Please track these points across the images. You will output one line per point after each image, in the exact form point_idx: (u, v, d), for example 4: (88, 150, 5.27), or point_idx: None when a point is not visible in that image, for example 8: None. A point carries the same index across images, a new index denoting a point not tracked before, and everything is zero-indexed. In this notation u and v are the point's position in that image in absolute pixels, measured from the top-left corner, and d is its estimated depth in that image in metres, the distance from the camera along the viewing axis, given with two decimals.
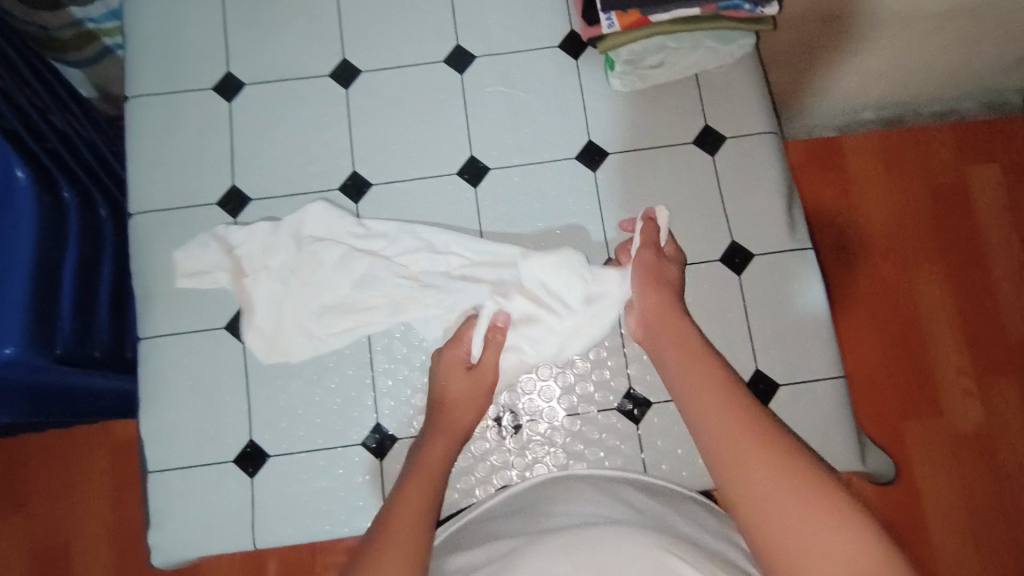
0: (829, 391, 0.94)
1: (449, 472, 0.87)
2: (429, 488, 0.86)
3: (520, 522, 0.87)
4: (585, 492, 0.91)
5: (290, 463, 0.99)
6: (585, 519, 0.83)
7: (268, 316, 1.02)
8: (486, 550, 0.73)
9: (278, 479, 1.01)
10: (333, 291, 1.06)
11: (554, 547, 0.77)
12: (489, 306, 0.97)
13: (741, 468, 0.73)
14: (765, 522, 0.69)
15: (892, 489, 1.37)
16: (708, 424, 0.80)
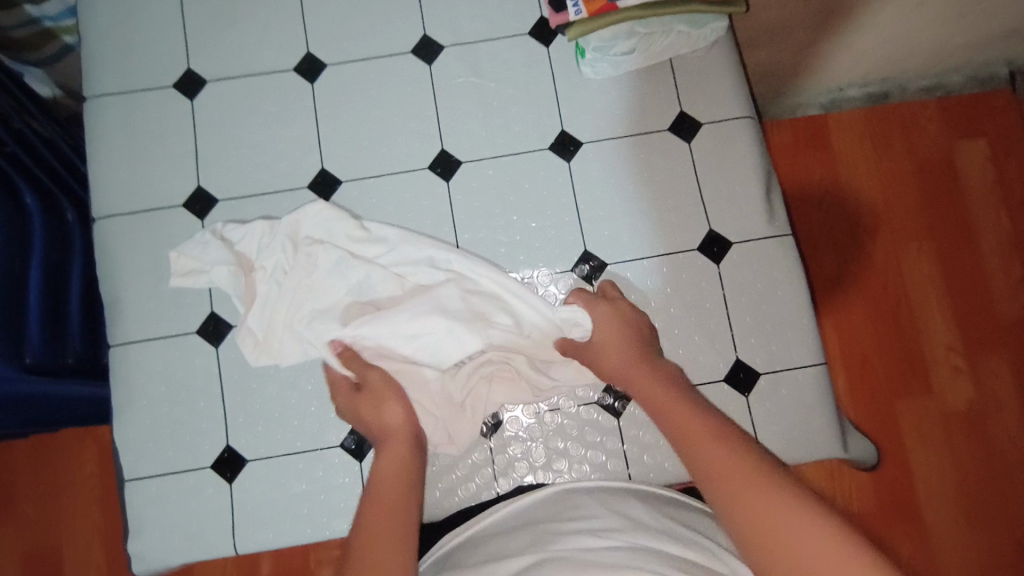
0: (795, 383, 0.70)
1: (398, 464, 0.60)
2: (387, 492, 0.57)
3: (519, 531, 0.59)
4: (604, 499, 0.61)
5: (196, 492, 0.69)
6: (592, 534, 0.55)
7: (181, 313, 0.72)
8: (388, 516, 0.54)
9: (182, 514, 0.68)
10: (293, 280, 0.68)
11: (503, 554, 0.55)
12: (377, 277, 0.69)
13: (726, 467, 0.48)
14: (745, 503, 0.46)
15: (889, 476, 1.17)
16: (661, 395, 0.58)
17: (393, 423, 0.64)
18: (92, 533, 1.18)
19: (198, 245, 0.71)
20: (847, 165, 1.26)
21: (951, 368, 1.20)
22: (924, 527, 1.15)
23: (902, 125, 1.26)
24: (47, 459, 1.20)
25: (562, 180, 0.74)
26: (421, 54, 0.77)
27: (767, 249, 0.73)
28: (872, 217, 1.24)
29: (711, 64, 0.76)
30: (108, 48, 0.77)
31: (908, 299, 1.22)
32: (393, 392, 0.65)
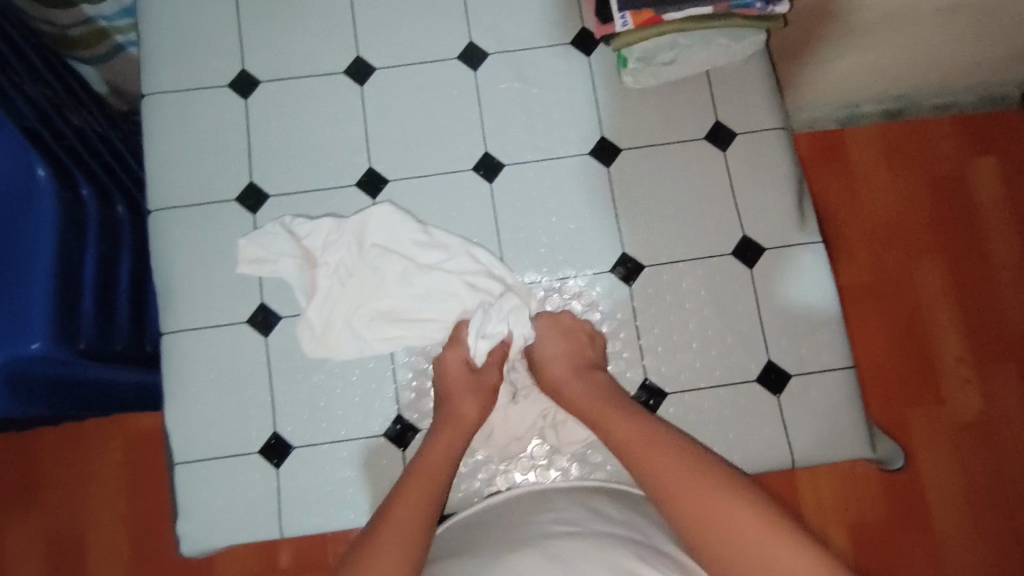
0: (825, 385, 0.72)
1: (449, 446, 0.68)
2: (428, 474, 0.65)
3: (491, 523, 0.64)
4: (576, 493, 0.66)
5: (244, 476, 0.71)
6: (565, 524, 0.60)
7: (231, 303, 0.75)
8: (429, 498, 0.63)
9: (230, 497, 0.71)
10: (359, 280, 0.75)
11: (483, 540, 0.61)
12: (440, 285, 0.74)
13: (679, 476, 0.61)
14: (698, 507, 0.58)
15: (900, 482, 1.19)
16: (610, 417, 0.68)
17: (467, 417, 0.70)
18: (115, 523, 1.17)
19: (267, 236, 0.75)
20: (866, 178, 1.29)
21: (962, 380, 1.22)
22: (935, 537, 1.17)
23: (916, 141, 1.30)
24: (73, 447, 1.19)
25: (601, 184, 0.77)
26: (466, 60, 0.80)
27: (799, 254, 0.75)
28: (887, 230, 1.27)
29: (745, 77, 0.79)
30: (165, 46, 0.79)
31: (921, 309, 1.24)
32: (474, 390, 0.71)
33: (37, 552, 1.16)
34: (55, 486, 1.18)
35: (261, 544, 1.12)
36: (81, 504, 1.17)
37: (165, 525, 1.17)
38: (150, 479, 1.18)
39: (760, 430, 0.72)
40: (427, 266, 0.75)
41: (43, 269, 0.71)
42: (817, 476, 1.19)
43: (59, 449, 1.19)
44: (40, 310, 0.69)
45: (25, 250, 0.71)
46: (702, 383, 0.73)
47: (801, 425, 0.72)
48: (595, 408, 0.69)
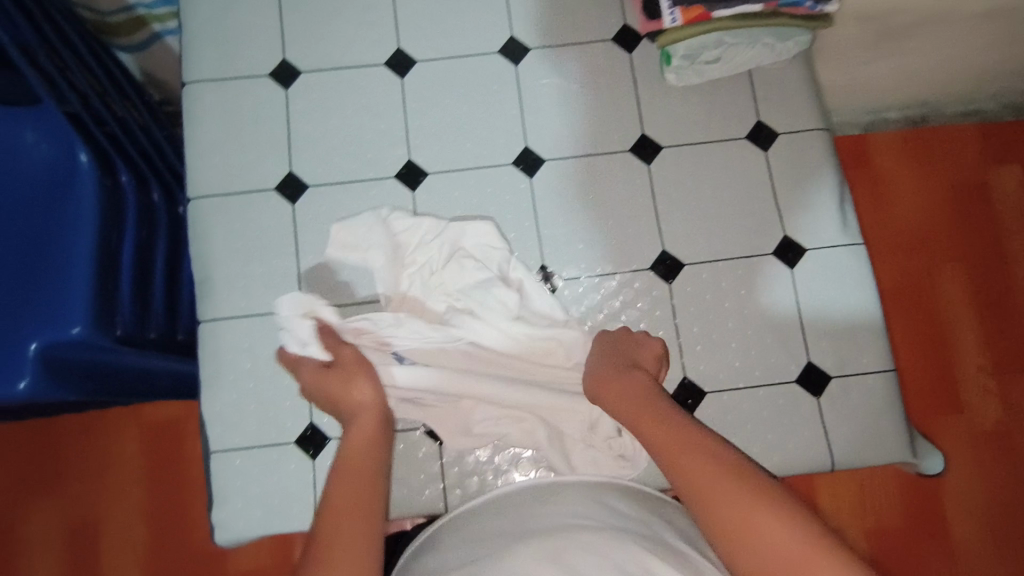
0: (864, 388, 0.72)
1: (370, 449, 0.59)
2: (359, 473, 0.57)
3: (494, 516, 0.60)
4: (589, 487, 0.62)
5: (280, 466, 0.71)
6: (572, 517, 0.56)
7: (269, 292, 0.74)
8: (359, 495, 0.54)
9: (265, 486, 0.71)
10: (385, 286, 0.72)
11: (477, 540, 0.56)
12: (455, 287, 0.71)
13: (709, 478, 0.51)
14: (725, 510, 0.49)
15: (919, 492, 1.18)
16: (631, 411, 0.62)
17: (369, 408, 0.63)
18: (129, 514, 1.14)
19: (362, 225, 0.73)
20: (890, 185, 1.28)
21: (982, 389, 1.21)
22: (955, 545, 1.16)
23: (938, 148, 1.29)
24: (88, 436, 1.16)
25: (641, 181, 0.77)
26: (507, 54, 0.80)
27: (840, 255, 0.75)
28: (908, 236, 1.26)
29: (787, 78, 0.79)
30: (207, 36, 0.80)
31: (942, 317, 1.23)
32: (333, 375, 0.65)
33: (44, 545, 1.12)
34: (65, 477, 1.15)
35: (277, 538, 1.11)
36: (92, 495, 1.14)
37: (181, 518, 1.14)
38: (166, 471, 1.15)
39: (798, 432, 0.71)
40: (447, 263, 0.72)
41: (82, 254, 0.71)
42: (837, 482, 1.18)
43: (67, 441, 1.16)
44: (79, 293, 0.70)
45: (64, 233, 0.72)
46: (740, 383, 0.73)
47: (839, 427, 0.71)
48: (632, 407, 0.62)
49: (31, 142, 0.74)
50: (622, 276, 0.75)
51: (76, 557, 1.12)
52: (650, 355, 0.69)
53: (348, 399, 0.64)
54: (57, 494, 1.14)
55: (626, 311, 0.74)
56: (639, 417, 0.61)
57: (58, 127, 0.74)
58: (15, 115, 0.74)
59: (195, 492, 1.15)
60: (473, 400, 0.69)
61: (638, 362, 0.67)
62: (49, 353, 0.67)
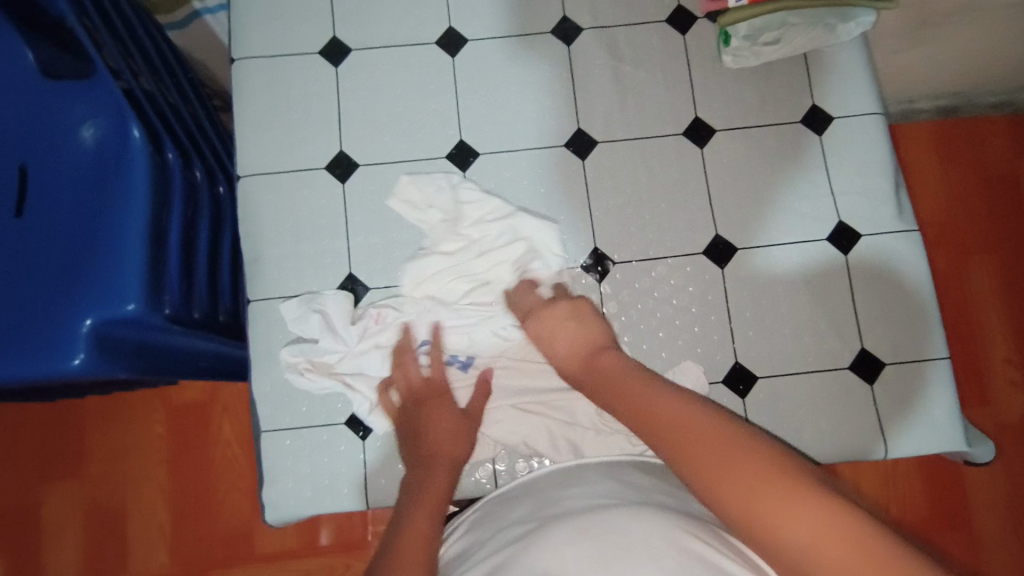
0: (918, 375, 0.72)
1: (441, 479, 0.62)
2: (432, 501, 0.59)
3: (523, 498, 0.58)
4: (608, 467, 0.60)
5: (330, 446, 0.71)
6: (596, 498, 0.53)
7: (319, 270, 0.74)
8: (429, 518, 0.57)
9: (315, 465, 0.71)
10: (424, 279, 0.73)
11: (508, 522, 0.55)
12: (482, 280, 0.73)
13: (715, 462, 0.47)
14: (736, 493, 0.45)
15: (941, 480, 1.14)
16: (616, 393, 0.58)
17: (450, 449, 0.65)
18: (155, 495, 1.13)
19: (432, 185, 0.74)
20: (917, 177, 1.23)
21: (1009, 382, 1.17)
22: (975, 537, 1.13)
23: (971, 139, 1.23)
24: (115, 416, 1.16)
25: (694, 165, 0.76)
26: (560, 34, 0.79)
27: (896, 241, 0.74)
28: (937, 228, 1.22)
29: (841, 62, 0.78)
30: (257, 12, 0.79)
31: (970, 311, 1.19)
32: (442, 397, 0.68)
33: (71, 521, 1.13)
34: (93, 455, 1.15)
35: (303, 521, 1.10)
36: (119, 474, 1.14)
37: (205, 501, 1.13)
38: (190, 454, 1.15)
39: (851, 419, 0.71)
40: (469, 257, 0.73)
41: (134, 232, 0.71)
42: (860, 470, 1.14)
43: (96, 418, 1.16)
44: (132, 270, 0.69)
45: (116, 210, 0.71)
46: (793, 369, 0.72)
47: (890, 415, 0.71)
48: (617, 395, 0.58)
49: (80, 117, 0.74)
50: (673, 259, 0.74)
51: (102, 535, 1.12)
52: (606, 336, 0.66)
53: (437, 434, 0.66)
54: (85, 471, 1.14)
55: (680, 292, 0.73)
56: (628, 404, 0.57)
57: (110, 103, 0.73)
58: (64, 89, 0.74)
59: (219, 475, 1.14)
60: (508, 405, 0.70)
61: (598, 344, 0.64)
62: (103, 330, 0.67)
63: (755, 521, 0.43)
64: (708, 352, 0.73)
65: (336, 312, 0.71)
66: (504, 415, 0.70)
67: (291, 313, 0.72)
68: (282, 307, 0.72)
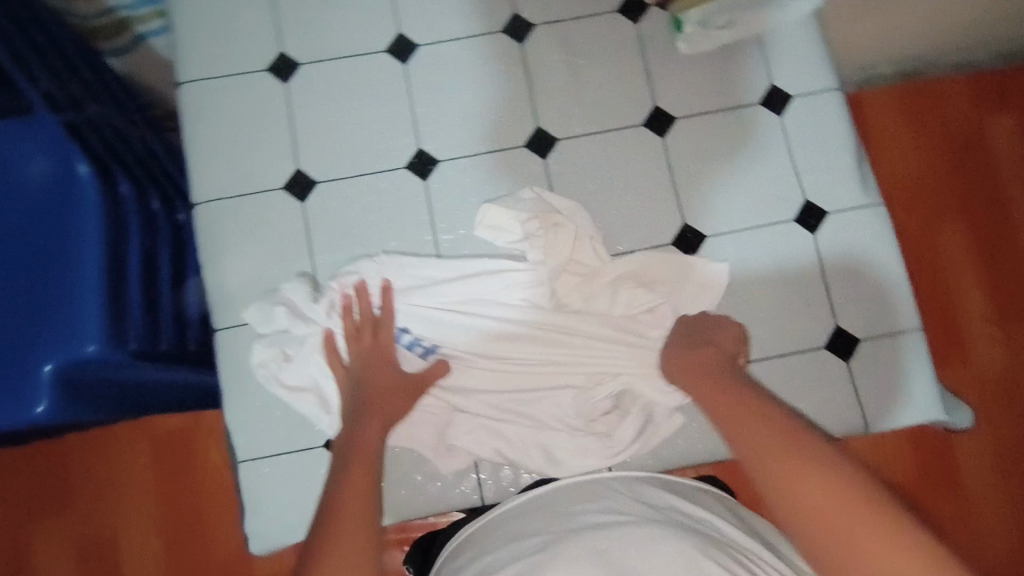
0: (894, 349, 0.72)
1: (377, 430, 0.61)
2: (366, 469, 0.56)
3: (535, 513, 0.57)
4: (627, 483, 0.60)
5: (311, 470, 0.70)
6: (609, 515, 0.53)
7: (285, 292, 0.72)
8: (364, 487, 0.53)
9: (296, 491, 0.69)
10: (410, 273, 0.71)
11: (520, 535, 0.53)
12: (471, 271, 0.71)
13: (807, 485, 0.44)
14: (825, 521, 0.42)
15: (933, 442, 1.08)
16: (714, 403, 0.56)
17: (390, 401, 0.64)
18: (145, 527, 1.10)
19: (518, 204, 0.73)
20: (882, 142, 1.17)
21: (988, 338, 1.12)
22: (966, 502, 1.07)
23: (931, 96, 1.18)
24: (96, 451, 1.12)
25: (656, 156, 0.75)
26: (511, 33, 0.78)
27: (862, 216, 0.74)
28: (905, 189, 1.16)
29: (794, 40, 0.78)
30: (200, 33, 0.77)
31: (943, 274, 1.14)
32: (391, 355, 0.67)
33: (63, 563, 1.09)
34: (81, 493, 1.11)
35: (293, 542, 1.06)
36: (108, 509, 1.10)
37: (195, 530, 1.10)
38: (177, 483, 1.11)
39: (830, 398, 0.71)
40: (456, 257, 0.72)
41: (92, 271, 0.69)
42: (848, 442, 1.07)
43: (80, 454, 1.12)
44: (91, 310, 0.67)
45: (71, 248, 0.69)
46: (771, 352, 0.72)
47: (869, 390, 0.71)
48: (718, 399, 0.56)
49: (26, 155, 0.70)
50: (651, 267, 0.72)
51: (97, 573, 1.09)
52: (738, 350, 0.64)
53: (380, 397, 0.64)
54: (73, 510, 1.11)
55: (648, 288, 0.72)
56: (717, 409, 0.55)
57: (53, 138, 0.70)
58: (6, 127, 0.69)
59: (207, 501, 1.10)
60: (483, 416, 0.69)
61: (727, 349, 0.64)
62: (66, 372, 0.65)
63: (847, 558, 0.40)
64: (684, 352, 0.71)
65: (300, 298, 0.70)
66: (474, 425, 0.69)
67: (255, 318, 0.70)
68: (245, 313, 0.70)
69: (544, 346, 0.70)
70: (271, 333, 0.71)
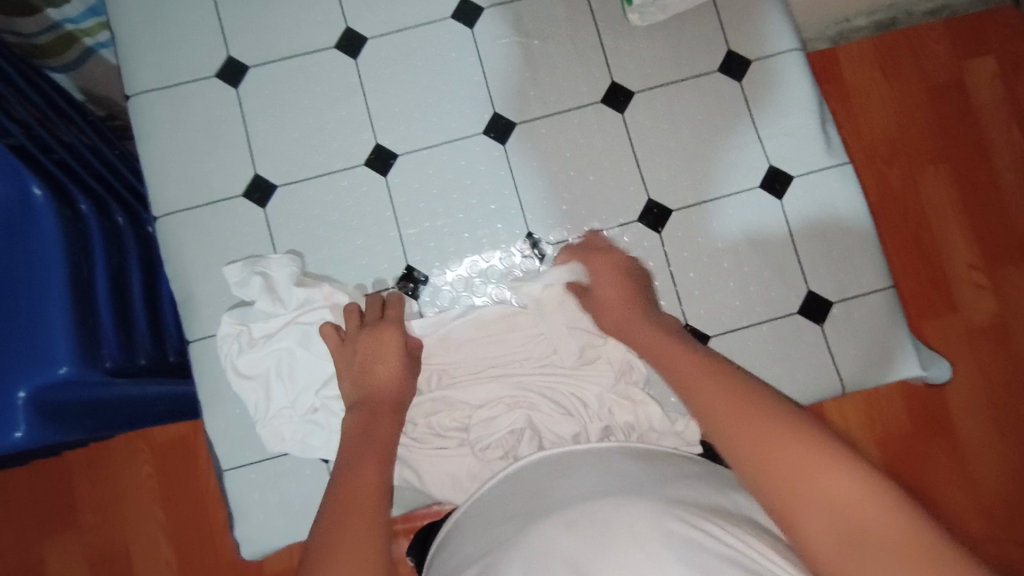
0: (865, 308, 0.72)
1: (383, 422, 0.59)
2: (380, 448, 0.56)
3: (515, 493, 0.55)
4: (603, 453, 0.57)
5: (295, 473, 0.70)
6: (589, 485, 0.51)
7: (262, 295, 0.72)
8: (377, 467, 0.53)
9: (282, 495, 0.70)
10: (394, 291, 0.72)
11: (499, 518, 0.52)
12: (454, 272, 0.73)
13: (769, 445, 0.42)
14: (782, 481, 0.41)
15: (924, 393, 1.08)
16: (665, 354, 0.57)
17: (385, 369, 0.63)
18: (153, 536, 1.11)
19: (483, 192, 0.73)
20: (860, 97, 1.15)
21: (975, 285, 1.11)
22: (963, 449, 1.08)
23: (909, 46, 1.15)
24: (100, 464, 1.12)
25: (616, 132, 0.74)
26: (461, 19, 0.77)
27: (828, 177, 0.73)
28: (887, 142, 1.14)
29: (748, 4, 0.77)
30: (144, 42, 0.76)
31: (929, 225, 1.13)
32: (395, 332, 0.65)
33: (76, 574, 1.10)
34: (86, 505, 1.12)
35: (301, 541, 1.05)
36: (115, 519, 1.11)
37: (206, 536, 1.11)
38: (183, 489, 1.11)
39: (805, 362, 0.71)
40: (432, 252, 0.73)
41: (55, 294, 0.69)
42: (842, 400, 1.09)
43: (82, 466, 1.12)
44: (59, 335, 0.68)
45: (31, 270, 0.70)
46: (744, 322, 0.72)
47: (844, 352, 0.71)
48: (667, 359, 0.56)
49: None
50: (553, 294, 0.70)
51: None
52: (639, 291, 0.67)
53: (381, 379, 0.63)
54: (81, 522, 1.11)
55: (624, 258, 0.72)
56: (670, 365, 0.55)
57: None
58: None
59: (214, 504, 1.11)
60: (464, 400, 0.69)
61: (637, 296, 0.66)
62: (40, 396, 0.65)
63: (788, 485, 0.40)
64: (595, 377, 0.69)
65: (280, 275, 0.69)
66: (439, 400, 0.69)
67: (234, 276, 0.69)
68: (225, 270, 0.70)
69: (515, 345, 0.71)
70: (241, 308, 0.70)
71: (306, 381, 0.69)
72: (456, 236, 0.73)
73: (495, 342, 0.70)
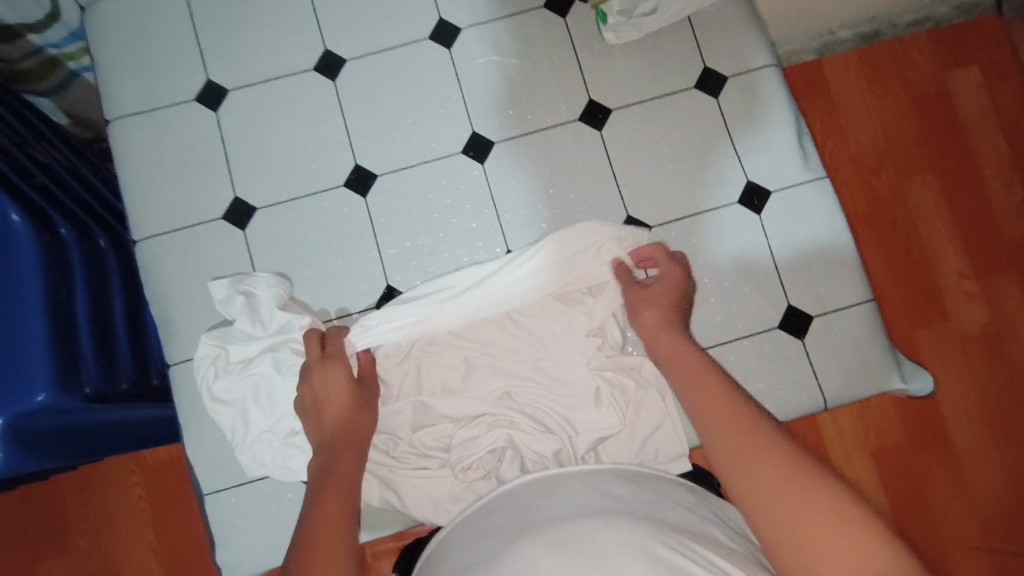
0: (846, 321, 0.72)
1: (349, 460, 0.60)
2: (343, 484, 0.57)
3: (500, 509, 0.55)
4: (591, 476, 0.56)
5: (277, 496, 0.70)
6: (574, 506, 0.50)
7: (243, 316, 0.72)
8: (340, 500, 0.56)
9: (264, 519, 0.69)
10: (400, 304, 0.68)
11: (484, 535, 0.51)
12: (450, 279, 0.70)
13: (813, 539, 0.42)
14: (787, 531, 0.44)
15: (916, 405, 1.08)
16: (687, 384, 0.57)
17: (336, 401, 0.63)
18: (145, 560, 1.09)
19: (463, 211, 0.74)
20: (846, 109, 1.15)
21: (965, 295, 1.11)
22: (957, 459, 1.07)
23: (892, 58, 1.16)
24: (91, 487, 1.11)
25: (594, 149, 0.75)
26: (439, 39, 0.77)
27: (804, 191, 0.74)
28: (875, 153, 1.14)
29: (723, 21, 0.77)
30: (124, 67, 0.76)
31: (918, 236, 1.12)
32: (339, 363, 0.64)
33: None
34: (77, 529, 1.10)
35: None
36: (105, 543, 1.10)
37: (197, 559, 1.09)
38: (175, 512, 1.11)
39: (788, 377, 0.71)
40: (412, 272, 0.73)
41: (33, 320, 0.69)
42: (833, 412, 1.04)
43: (71, 490, 1.11)
44: (37, 361, 0.67)
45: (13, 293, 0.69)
46: (726, 337, 0.71)
47: (826, 365, 0.71)
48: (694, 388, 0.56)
49: None
50: (537, 308, 0.70)
51: None
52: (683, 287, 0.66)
53: (335, 412, 0.62)
54: (73, 547, 1.10)
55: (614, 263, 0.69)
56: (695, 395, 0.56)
57: None
58: None
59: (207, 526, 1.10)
60: (446, 418, 0.68)
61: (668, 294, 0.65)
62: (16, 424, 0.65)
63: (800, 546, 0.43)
64: (575, 394, 0.69)
65: (264, 295, 0.69)
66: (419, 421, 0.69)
67: (218, 294, 0.69)
68: (212, 284, 0.69)
69: (498, 360, 0.70)
70: (220, 331, 0.69)
71: (284, 406, 0.68)
72: (434, 256, 0.73)
73: (478, 360, 0.69)
